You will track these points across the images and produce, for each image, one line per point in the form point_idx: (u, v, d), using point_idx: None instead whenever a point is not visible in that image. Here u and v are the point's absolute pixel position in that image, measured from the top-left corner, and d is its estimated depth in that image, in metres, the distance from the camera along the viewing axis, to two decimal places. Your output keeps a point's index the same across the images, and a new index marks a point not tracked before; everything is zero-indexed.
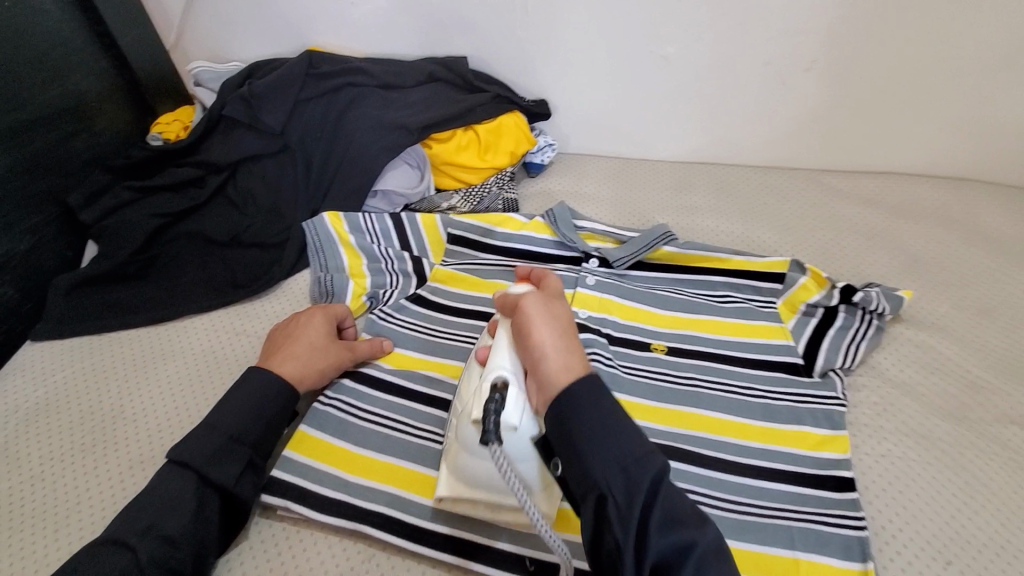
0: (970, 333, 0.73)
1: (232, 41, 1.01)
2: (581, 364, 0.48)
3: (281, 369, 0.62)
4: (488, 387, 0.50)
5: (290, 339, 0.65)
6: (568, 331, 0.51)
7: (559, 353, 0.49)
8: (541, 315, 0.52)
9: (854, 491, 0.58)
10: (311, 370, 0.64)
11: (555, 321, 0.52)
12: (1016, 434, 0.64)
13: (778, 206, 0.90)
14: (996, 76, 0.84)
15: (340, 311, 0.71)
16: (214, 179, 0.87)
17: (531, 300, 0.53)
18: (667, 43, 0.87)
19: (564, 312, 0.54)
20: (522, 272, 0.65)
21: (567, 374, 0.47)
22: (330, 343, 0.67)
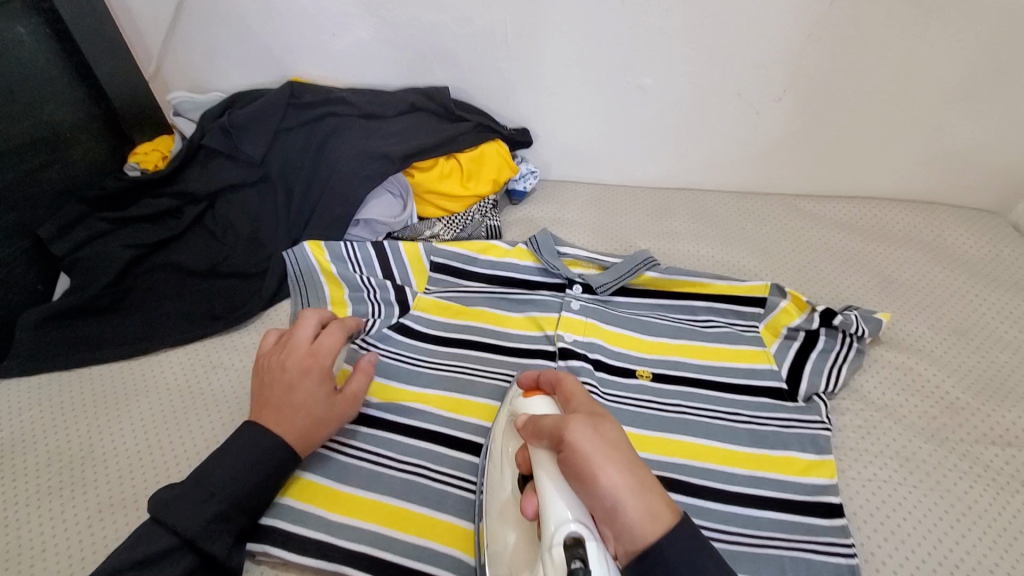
0: (947, 353, 0.74)
1: (213, 72, 1.01)
2: (663, 503, 0.41)
3: (278, 433, 0.57)
4: (561, 549, 0.41)
5: (286, 397, 0.58)
6: (634, 463, 0.43)
7: (639, 499, 0.41)
8: (602, 454, 0.42)
9: (842, 517, 0.58)
10: (312, 434, 0.58)
11: (616, 452, 0.43)
12: (997, 454, 0.64)
13: (755, 230, 0.92)
14: (954, 104, 0.88)
15: (331, 351, 0.62)
16: (193, 210, 0.86)
17: (584, 431, 0.44)
18: (643, 74, 0.89)
19: (617, 432, 0.45)
20: (528, 377, 0.59)
21: (654, 525, 0.40)
22: (330, 402, 0.60)
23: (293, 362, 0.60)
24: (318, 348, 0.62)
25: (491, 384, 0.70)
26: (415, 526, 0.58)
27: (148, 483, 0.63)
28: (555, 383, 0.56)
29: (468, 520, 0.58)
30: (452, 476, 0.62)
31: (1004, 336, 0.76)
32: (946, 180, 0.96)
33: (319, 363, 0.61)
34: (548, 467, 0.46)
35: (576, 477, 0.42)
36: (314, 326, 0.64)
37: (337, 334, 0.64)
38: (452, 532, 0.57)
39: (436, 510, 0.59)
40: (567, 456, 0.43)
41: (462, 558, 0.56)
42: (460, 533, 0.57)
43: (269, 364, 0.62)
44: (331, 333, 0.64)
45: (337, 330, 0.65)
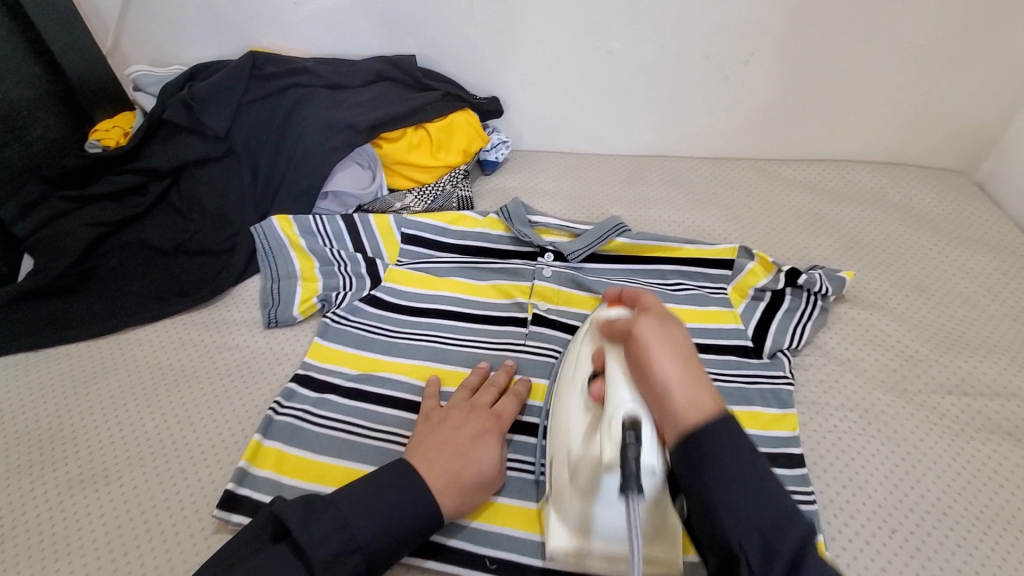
0: (909, 309, 0.76)
1: (173, 44, 0.98)
2: (712, 395, 0.44)
3: (436, 495, 0.52)
4: (618, 427, 0.46)
5: (461, 452, 0.56)
6: (693, 363, 0.46)
7: (687, 390, 0.44)
8: (659, 347, 0.47)
9: (803, 466, 0.60)
10: (467, 504, 0.54)
11: (678, 348, 0.47)
12: (953, 403, 0.66)
13: (727, 195, 0.92)
14: (921, 64, 0.88)
15: (511, 415, 0.61)
16: (156, 187, 0.84)
17: (644, 329, 0.49)
18: (612, 39, 0.88)
19: (685, 337, 0.48)
20: (613, 291, 0.60)
21: (696, 406, 0.43)
22: (495, 473, 0.57)
23: (474, 411, 0.60)
24: (496, 410, 0.61)
25: (464, 351, 0.72)
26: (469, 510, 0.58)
27: (124, 458, 0.63)
28: (634, 298, 0.56)
29: (524, 499, 0.59)
30: None
31: (965, 291, 0.78)
32: (914, 141, 0.97)
33: (500, 426, 0.60)
34: (617, 358, 0.50)
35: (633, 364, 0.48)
36: (495, 389, 0.64)
37: (518, 400, 0.63)
38: (518, 513, 0.58)
39: None
40: (631, 349, 0.48)
41: (520, 536, 0.56)
42: (526, 513, 0.58)
43: (439, 411, 0.60)
44: (516, 394, 0.63)
45: (520, 395, 0.63)
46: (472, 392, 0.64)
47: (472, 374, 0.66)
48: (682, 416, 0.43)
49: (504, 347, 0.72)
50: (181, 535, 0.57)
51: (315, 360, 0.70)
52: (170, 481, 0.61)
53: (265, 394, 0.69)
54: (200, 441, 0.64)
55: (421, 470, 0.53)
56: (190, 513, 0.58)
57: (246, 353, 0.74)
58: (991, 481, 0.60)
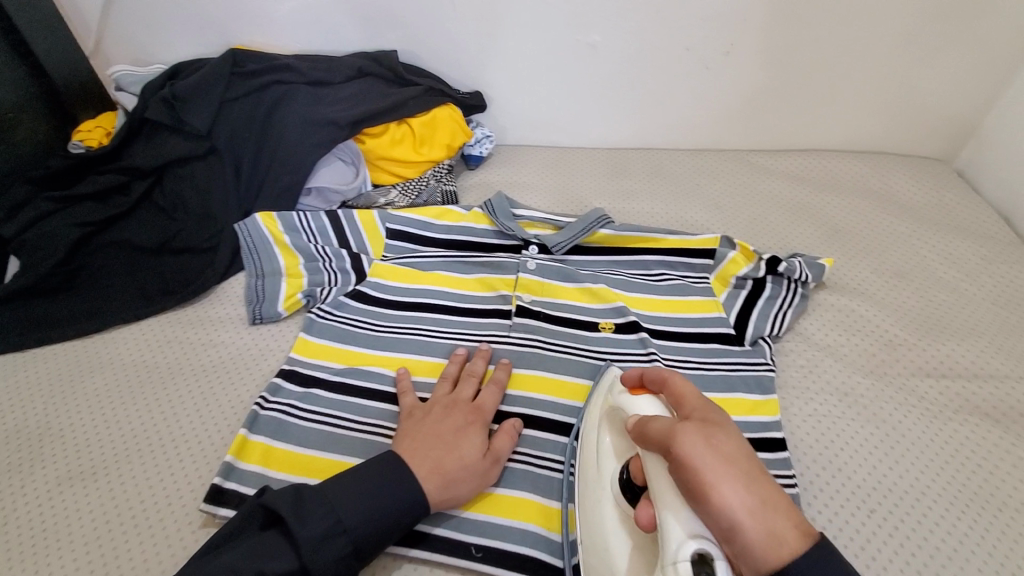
0: (888, 295, 0.77)
1: (153, 43, 0.98)
2: (792, 517, 0.38)
3: (420, 480, 0.53)
4: (686, 565, 0.40)
5: (443, 440, 0.57)
6: (759, 476, 0.40)
7: (762, 518, 0.38)
8: (718, 464, 0.40)
9: (784, 451, 0.60)
10: (454, 492, 0.54)
11: (738, 457, 0.41)
12: (931, 386, 0.67)
13: (709, 186, 0.93)
14: (898, 52, 0.89)
15: (493, 405, 0.62)
16: (140, 186, 0.84)
17: (693, 441, 0.42)
18: (591, 31, 0.88)
19: (740, 441, 0.42)
20: (632, 376, 0.56)
21: (781, 537, 0.37)
22: (482, 459, 0.57)
23: (455, 403, 0.61)
24: (477, 401, 0.62)
25: (449, 344, 0.72)
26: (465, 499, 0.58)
27: (109, 455, 0.63)
28: (660, 384, 0.52)
29: (511, 488, 0.59)
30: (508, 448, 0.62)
31: (943, 277, 0.79)
32: (894, 129, 0.98)
33: (482, 415, 0.61)
34: (659, 473, 0.45)
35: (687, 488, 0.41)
36: (475, 378, 0.65)
37: (498, 388, 0.64)
38: (539, 511, 0.58)
39: None
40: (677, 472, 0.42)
41: (512, 524, 0.57)
42: (549, 512, 0.58)
43: (422, 407, 0.62)
44: (494, 382, 0.65)
45: (500, 382, 0.65)
46: (454, 385, 0.65)
47: (450, 365, 0.67)
48: (768, 552, 0.37)
49: (488, 338, 0.72)
50: (167, 530, 0.57)
51: (300, 355, 0.71)
52: (157, 477, 0.61)
53: (251, 390, 0.69)
54: (186, 438, 0.64)
55: (404, 458, 0.54)
56: (176, 507, 0.59)
57: (232, 350, 0.74)
58: (969, 461, 0.61)
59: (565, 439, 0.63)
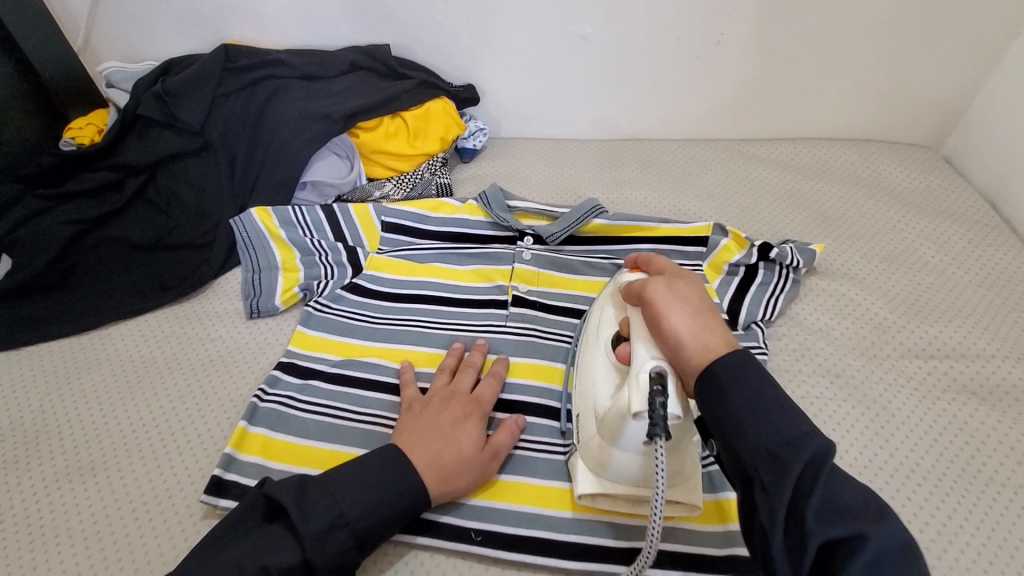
0: (877, 279, 0.78)
1: (144, 39, 0.97)
2: (723, 335, 0.47)
3: (418, 471, 0.53)
4: (646, 377, 0.47)
5: (442, 432, 0.57)
6: (708, 313, 0.49)
7: (701, 337, 0.47)
8: (675, 300, 0.50)
9: None
10: (453, 486, 0.54)
11: (694, 299, 0.50)
12: (920, 366, 0.69)
13: (702, 175, 0.94)
14: (886, 40, 0.90)
15: (491, 398, 0.62)
16: (133, 183, 0.84)
17: (659, 286, 0.51)
18: (583, 23, 0.89)
19: (700, 291, 0.51)
20: (630, 259, 0.63)
21: (712, 344, 0.46)
22: (480, 451, 0.57)
23: (454, 395, 0.62)
24: (477, 394, 0.62)
25: (447, 334, 0.73)
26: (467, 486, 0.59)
27: (110, 450, 0.63)
28: (647, 263, 0.60)
29: (510, 474, 0.60)
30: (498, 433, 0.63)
31: (931, 261, 0.80)
32: (882, 117, 0.99)
33: (481, 406, 0.61)
34: (636, 318, 0.54)
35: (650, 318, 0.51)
36: (474, 371, 0.65)
37: (497, 380, 0.64)
38: (547, 493, 0.59)
39: None
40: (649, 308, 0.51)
41: (514, 509, 0.57)
42: (544, 492, 0.59)
43: (421, 399, 0.62)
44: (493, 374, 0.65)
45: (498, 375, 0.65)
46: (452, 377, 0.65)
47: (448, 358, 0.67)
48: (697, 358, 0.46)
49: (485, 328, 0.73)
50: (169, 522, 0.58)
51: (298, 347, 0.71)
52: (157, 470, 0.61)
53: (249, 383, 0.70)
54: (185, 432, 0.65)
55: (403, 449, 0.54)
56: (178, 499, 0.59)
57: (229, 344, 0.74)
58: (957, 438, 0.62)
59: (557, 423, 0.64)
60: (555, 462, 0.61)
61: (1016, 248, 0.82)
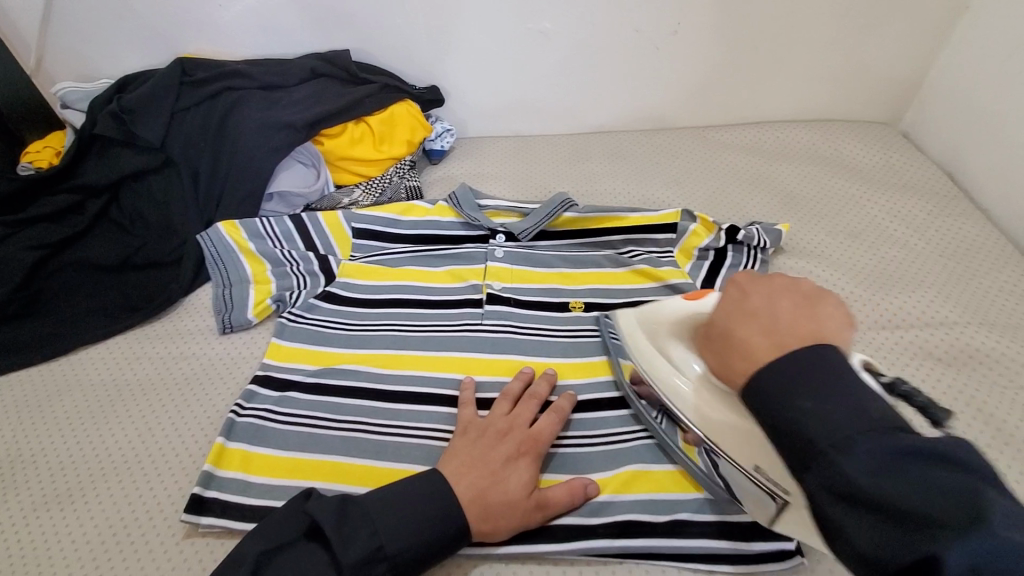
0: (842, 255, 0.80)
1: (98, 57, 0.95)
2: (818, 329, 0.40)
3: (458, 505, 0.51)
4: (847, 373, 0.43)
5: (491, 470, 0.54)
6: (809, 306, 0.43)
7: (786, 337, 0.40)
8: (785, 314, 0.42)
9: None
10: (492, 528, 0.51)
11: (792, 295, 0.44)
12: (887, 336, 0.70)
13: (669, 163, 0.95)
14: (839, 21, 0.92)
15: (551, 436, 0.58)
16: (95, 203, 0.82)
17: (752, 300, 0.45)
18: (542, 18, 0.89)
19: (818, 291, 0.45)
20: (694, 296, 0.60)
21: (791, 330, 0.40)
22: (527, 497, 0.53)
23: (511, 429, 0.58)
24: (535, 429, 0.59)
25: (423, 336, 0.72)
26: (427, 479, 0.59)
27: (87, 475, 0.62)
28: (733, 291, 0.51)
29: None
30: None
31: (893, 233, 0.82)
32: (841, 97, 1.02)
33: (537, 445, 0.57)
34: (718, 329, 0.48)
35: (717, 335, 0.46)
36: (536, 403, 0.61)
37: (559, 417, 0.60)
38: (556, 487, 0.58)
39: (378, 459, 0.61)
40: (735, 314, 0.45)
41: None
42: None
43: (477, 424, 0.59)
44: (557, 410, 0.61)
45: (561, 412, 0.61)
46: (513, 407, 0.61)
47: (514, 380, 0.64)
48: (756, 347, 0.41)
49: (462, 327, 0.73)
50: (150, 544, 0.57)
51: (274, 359, 0.70)
52: (137, 494, 0.60)
53: (227, 399, 0.69)
54: (164, 452, 0.64)
55: (445, 482, 0.52)
56: (158, 520, 0.58)
57: (204, 361, 0.73)
58: None
59: None
60: None
61: (973, 216, 0.84)
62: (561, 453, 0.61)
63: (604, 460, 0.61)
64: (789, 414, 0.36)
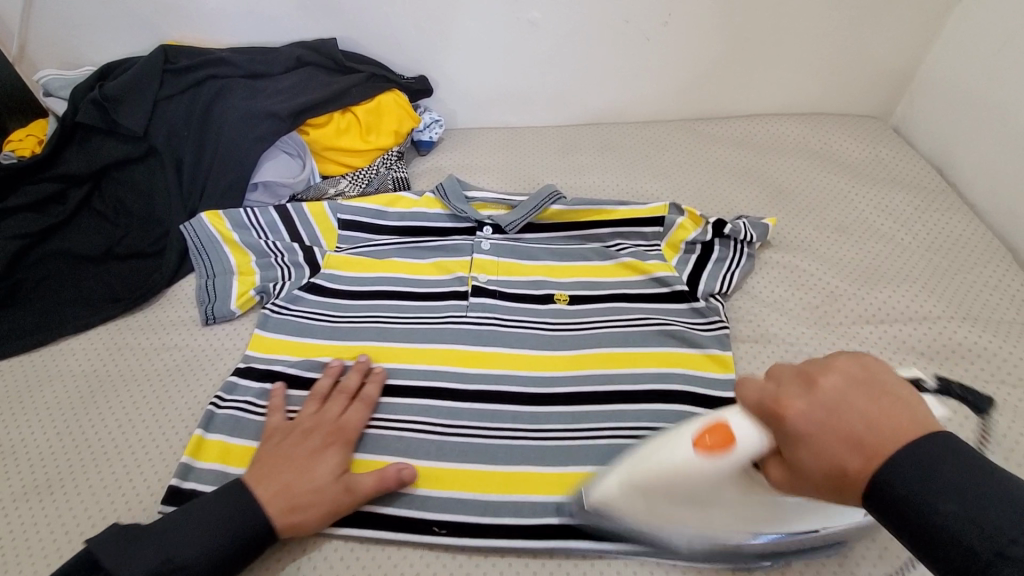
0: (829, 249, 0.80)
1: (82, 45, 0.94)
2: (909, 410, 0.40)
3: (262, 504, 0.52)
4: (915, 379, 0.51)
5: (292, 463, 0.55)
6: (875, 390, 0.42)
7: (889, 432, 0.39)
8: (868, 409, 0.40)
9: (711, 389, 0.65)
10: (301, 518, 0.53)
11: (851, 388, 0.42)
12: (873, 331, 0.70)
13: (658, 155, 0.95)
14: (831, 13, 0.91)
15: (358, 424, 0.61)
16: (77, 192, 0.81)
17: (803, 404, 0.42)
18: (532, 8, 0.88)
19: (855, 361, 0.44)
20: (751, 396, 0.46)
21: (895, 437, 0.39)
22: (335, 481, 0.55)
23: (317, 426, 0.60)
24: (341, 421, 0.60)
25: (407, 328, 0.72)
26: None
27: (66, 467, 0.62)
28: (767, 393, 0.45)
29: (477, 462, 0.60)
30: (441, 423, 0.63)
31: (881, 228, 0.82)
32: (833, 90, 1.01)
33: (341, 435, 0.59)
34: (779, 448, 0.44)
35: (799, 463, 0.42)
36: (345, 397, 0.63)
37: (366, 406, 0.62)
38: (535, 479, 0.59)
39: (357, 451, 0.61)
40: (811, 431, 0.41)
41: (487, 496, 0.58)
42: (509, 476, 0.60)
43: (284, 427, 0.60)
44: (364, 399, 0.63)
45: (367, 401, 0.63)
46: (323, 403, 0.63)
47: (323, 379, 0.65)
48: (873, 475, 0.38)
49: (446, 319, 0.73)
50: None
51: (255, 351, 0.70)
52: (115, 487, 0.60)
53: (208, 389, 0.69)
54: (143, 443, 0.64)
55: (248, 486, 0.54)
56: (138, 512, 0.58)
57: (187, 352, 0.72)
58: None
59: (517, 409, 0.65)
60: (516, 446, 0.62)
61: (961, 211, 0.84)
62: (543, 446, 0.61)
63: (584, 453, 0.61)
64: (932, 526, 0.36)
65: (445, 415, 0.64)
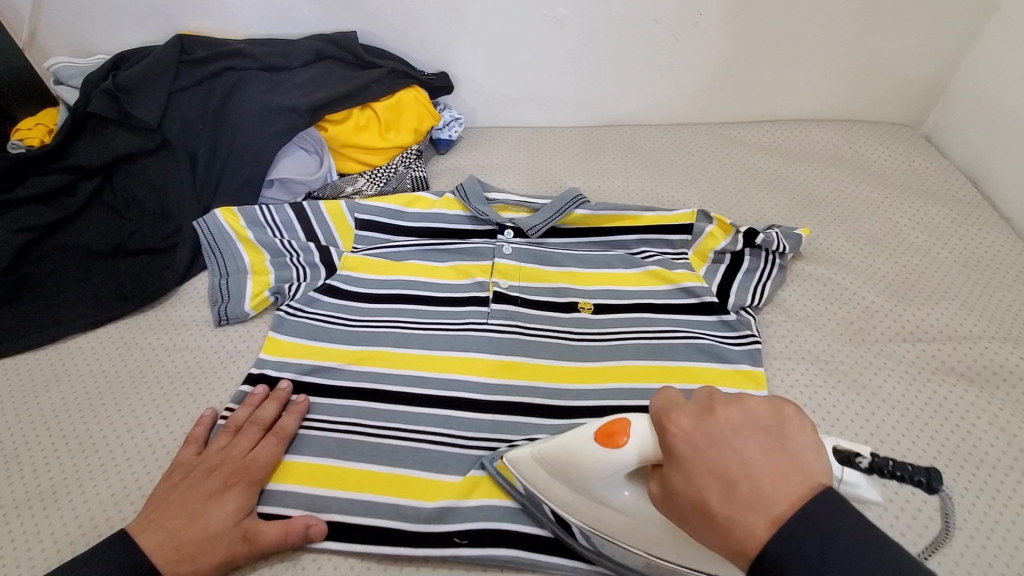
0: (863, 263, 0.77)
1: (95, 32, 0.91)
2: (803, 466, 0.38)
3: (149, 552, 0.50)
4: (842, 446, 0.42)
5: (189, 507, 0.52)
6: (776, 440, 0.40)
7: (775, 483, 0.37)
8: (762, 454, 0.39)
9: None
10: (194, 566, 0.50)
11: (746, 428, 0.40)
12: (908, 349, 0.68)
13: (684, 160, 0.92)
14: (867, 18, 0.88)
15: (266, 461, 0.57)
16: (88, 185, 0.78)
17: (690, 429, 0.42)
18: (559, 5, 0.86)
19: (769, 407, 0.42)
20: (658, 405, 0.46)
21: (775, 492, 0.37)
22: (230, 528, 0.52)
23: (222, 462, 0.56)
24: (250, 457, 0.57)
25: (426, 334, 0.70)
26: (416, 489, 0.57)
27: (73, 471, 0.60)
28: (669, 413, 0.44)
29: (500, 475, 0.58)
30: (463, 435, 0.61)
31: (916, 242, 0.80)
32: (863, 96, 0.98)
33: (247, 474, 0.56)
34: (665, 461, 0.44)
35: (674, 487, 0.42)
36: (257, 430, 0.59)
37: (279, 441, 0.59)
38: None
39: (375, 463, 0.59)
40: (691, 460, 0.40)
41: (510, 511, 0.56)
42: None
43: (187, 464, 0.57)
44: (279, 433, 0.59)
45: (281, 435, 0.59)
46: (236, 436, 0.59)
47: (239, 410, 0.61)
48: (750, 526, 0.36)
49: (466, 326, 0.70)
50: None
51: (270, 354, 0.68)
52: (124, 494, 0.58)
53: (221, 397, 0.66)
54: (152, 449, 0.61)
55: (136, 532, 0.51)
56: None
57: (199, 354, 0.70)
58: (950, 422, 0.62)
59: (541, 422, 0.62)
60: None
61: (997, 226, 0.81)
62: None
63: None
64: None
65: (467, 427, 0.62)
